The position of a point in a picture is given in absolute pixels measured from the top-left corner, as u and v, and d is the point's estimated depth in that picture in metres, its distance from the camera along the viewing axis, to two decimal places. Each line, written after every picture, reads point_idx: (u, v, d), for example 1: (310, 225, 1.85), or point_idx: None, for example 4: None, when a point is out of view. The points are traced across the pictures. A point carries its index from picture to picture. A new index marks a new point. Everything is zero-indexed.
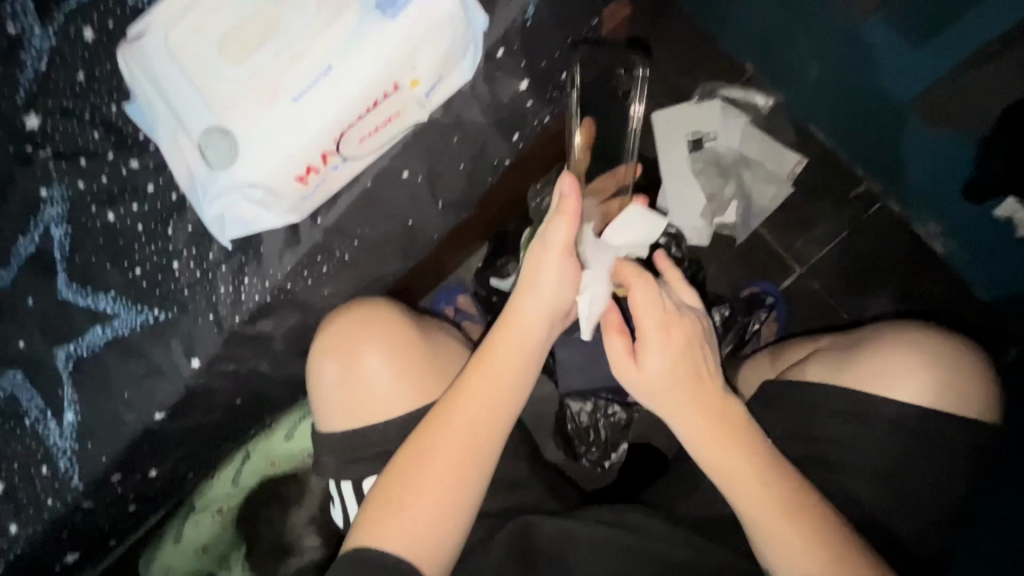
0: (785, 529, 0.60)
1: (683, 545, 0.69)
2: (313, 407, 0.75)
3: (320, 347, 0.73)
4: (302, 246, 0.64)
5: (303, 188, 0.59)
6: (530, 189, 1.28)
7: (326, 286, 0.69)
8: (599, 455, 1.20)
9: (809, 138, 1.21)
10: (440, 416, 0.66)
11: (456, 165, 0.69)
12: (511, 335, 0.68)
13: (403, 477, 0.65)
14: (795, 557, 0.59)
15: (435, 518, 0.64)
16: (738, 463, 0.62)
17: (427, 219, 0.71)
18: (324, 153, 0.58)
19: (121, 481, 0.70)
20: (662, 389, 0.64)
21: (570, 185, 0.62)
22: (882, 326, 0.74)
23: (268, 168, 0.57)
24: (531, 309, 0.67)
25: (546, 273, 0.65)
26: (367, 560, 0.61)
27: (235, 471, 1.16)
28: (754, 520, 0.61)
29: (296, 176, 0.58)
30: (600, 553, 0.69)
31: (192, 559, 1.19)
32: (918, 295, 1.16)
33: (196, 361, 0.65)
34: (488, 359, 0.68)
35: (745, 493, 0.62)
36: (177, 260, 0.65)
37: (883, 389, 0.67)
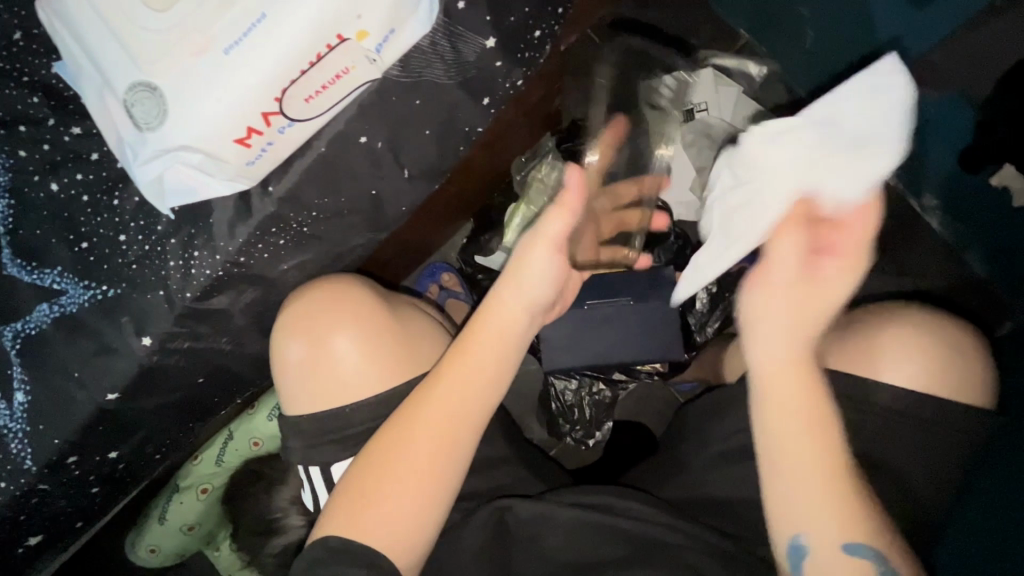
0: (830, 488, 0.54)
1: (661, 524, 0.67)
2: (279, 389, 0.73)
3: (281, 326, 0.70)
4: (253, 218, 0.61)
5: (245, 152, 0.56)
6: (515, 162, 1.25)
7: (286, 261, 0.66)
8: (584, 434, 1.18)
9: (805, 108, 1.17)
10: (416, 401, 0.64)
11: (420, 131, 0.65)
12: (492, 322, 0.66)
13: (376, 464, 0.63)
14: (824, 521, 0.54)
15: (408, 506, 0.62)
16: (822, 415, 0.55)
17: (392, 188, 0.68)
18: (265, 113, 0.54)
19: (79, 463, 0.67)
20: (805, 324, 0.55)
21: (576, 177, 0.59)
22: (882, 306, 0.71)
23: (205, 130, 0.53)
24: (511, 289, 0.65)
25: (531, 261, 0.64)
26: (332, 549, 0.60)
27: (218, 450, 1.17)
28: (816, 486, 0.55)
29: (236, 138, 0.54)
30: (575, 533, 0.68)
31: (178, 539, 1.19)
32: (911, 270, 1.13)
33: (148, 339, 0.62)
34: (469, 343, 0.65)
35: (809, 444, 0.55)
36: (124, 233, 0.62)
37: (868, 369, 0.64)
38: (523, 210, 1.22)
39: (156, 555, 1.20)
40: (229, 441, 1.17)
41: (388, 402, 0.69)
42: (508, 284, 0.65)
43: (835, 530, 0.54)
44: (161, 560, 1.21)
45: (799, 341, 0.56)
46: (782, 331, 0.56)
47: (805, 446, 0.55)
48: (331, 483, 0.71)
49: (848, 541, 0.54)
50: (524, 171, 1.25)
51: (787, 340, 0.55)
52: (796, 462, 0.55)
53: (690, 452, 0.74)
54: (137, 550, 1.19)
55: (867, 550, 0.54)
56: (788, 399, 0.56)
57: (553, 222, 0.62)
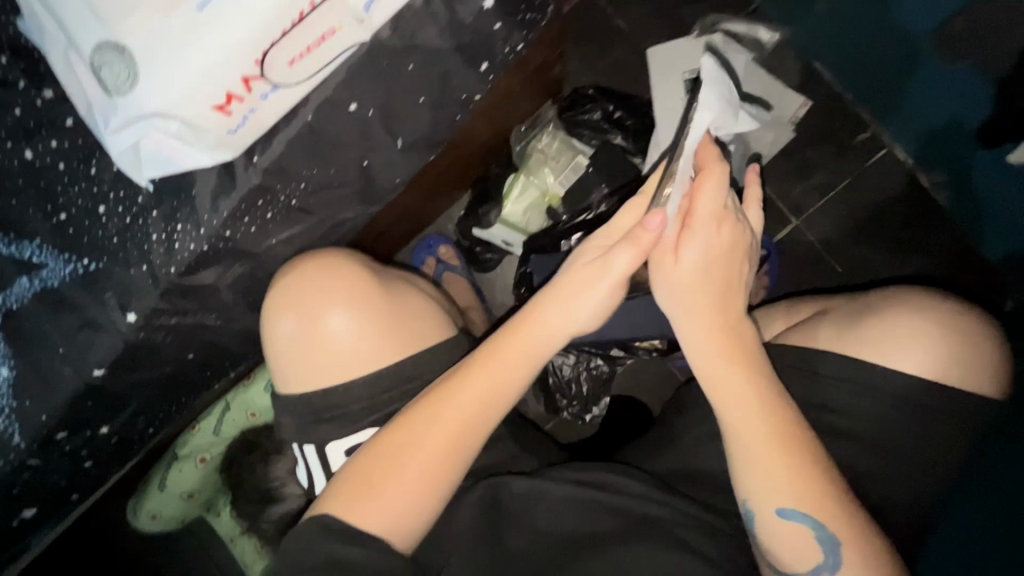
0: (766, 455, 0.56)
1: (649, 497, 0.67)
2: (271, 365, 0.71)
3: (273, 302, 0.68)
4: (238, 190, 0.58)
5: (226, 120, 0.52)
6: (514, 132, 1.22)
7: (274, 235, 0.64)
8: (580, 409, 1.18)
9: (813, 79, 1.15)
10: (433, 399, 0.63)
11: (413, 99, 0.62)
12: (530, 332, 0.63)
13: (384, 455, 0.62)
14: (765, 488, 0.56)
15: (403, 494, 0.61)
16: (735, 381, 0.58)
17: (384, 159, 0.65)
18: (245, 78, 0.50)
19: (69, 438, 0.67)
20: (689, 296, 0.60)
21: (660, 223, 0.58)
22: (876, 291, 0.69)
23: (182, 96, 0.49)
24: (560, 304, 0.62)
25: (592, 288, 0.61)
26: (331, 529, 0.59)
27: (215, 421, 1.15)
28: (760, 461, 0.57)
29: (215, 105, 0.50)
30: (567, 509, 0.67)
31: (178, 506, 1.20)
32: (915, 249, 1.12)
33: (132, 315, 0.60)
34: (501, 349, 0.63)
35: (741, 411, 0.58)
36: (104, 204, 0.59)
37: (805, 339, 0.68)
38: (523, 179, 1.20)
39: (157, 521, 1.21)
40: (226, 412, 1.15)
41: (383, 380, 0.69)
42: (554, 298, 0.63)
43: (773, 494, 0.56)
44: (163, 526, 1.22)
45: (692, 312, 0.60)
46: (670, 304, 0.61)
47: (731, 411, 0.58)
48: (325, 461, 0.71)
49: (783, 507, 0.56)
50: (524, 141, 1.21)
51: (688, 326, 0.61)
52: (733, 431, 0.58)
53: (686, 431, 0.74)
54: (138, 516, 1.20)
55: (816, 523, 0.55)
56: (720, 376, 0.59)
57: (620, 257, 0.60)
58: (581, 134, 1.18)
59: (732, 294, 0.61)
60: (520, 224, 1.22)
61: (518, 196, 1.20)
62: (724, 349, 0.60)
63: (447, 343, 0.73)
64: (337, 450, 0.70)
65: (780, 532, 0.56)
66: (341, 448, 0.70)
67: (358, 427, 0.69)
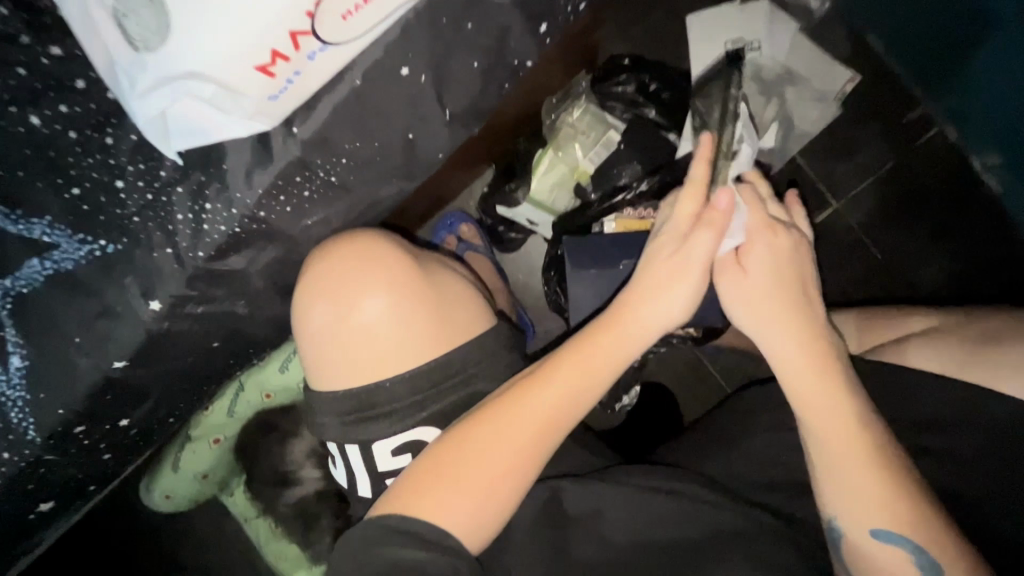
0: (856, 469, 0.54)
1: (711, 501, 0.66)
2: (305, 358, 0.68)
3: (304, 286, 0.65)
4: (274, 164, 0.52)
5: (269, 83, 0.45)
6: (545, 104, 1.14)
7: (310, 215, 0.58)
8: (610, 398, 1.14)
9: (865, 51, 1.08)
10: (511, 400, 0.61)
11: (467, 63, 0.55)
12: (622, 330, 0.63)
13: (451, 459, 0.59)
14: (857, 504, 0.54)
15: (473, 502, 0.58)
16: (819, 389, 0.57)
17: (430, 131, 0.58)
18: (294, 33, 0.42)
19: (87, 432, 0.62)
20: (762, 300, 0.61)
21: (728, 203, 0.61)
22: (994, 316, 0.66)
23: (219, 53, 0.42)
24: (651, 298, 0.64)
25: (677, 278, 0.63)
26: (395, 529, 0.55)
27: (229, 402, 1.09)
28: (846, 471, 0.55)
29: (258, 65, 0.43)
30: (634, 515, 0.66)
31: (193, 486, 1.17)
32: (956, 237, 1.06)
33: (156, 303, 0.54)
34: (590, 349, 0.63)
35: (826, 420, 0.56)
36: (122, 178, 0.53)
37: (897, 357, 0.67)
38: (551, 155, 1.11)
39: (171, 500, 1.17)
40: (240, 393, 1.08)
41: (427, 373, 0.65)
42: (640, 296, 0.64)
43: (866, 513, 0.53)
44: (176, 505, 1.19)
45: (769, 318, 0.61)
46: (746, 308, 0.62)
47: (814, 422, 0.57)
48: (366, 459, 0.67)
49: (878, 527, 0.53)
50: (555, 113, 1.13)
51: (770, 331, 0.61)
52: (817, 438, 0.56)
53: None
54: (151, 495, 1.16)
55: (917, 547, 0.51)
56: (805, 382, 0.58)
57: (701, 242, 0.62)
58: (613, 107, 1.10)
59: (807, 300, 0.62)
60: (546, 203, 1.15)
61: (547, 171, 1.12)
62: (805, 355, 0.59)
63: (484, 338, 0.69)
64: (385, 448, 0.66)
65: (874, 555, 0.53)
66: (388, 449, 0.66)
67: (407, 426, 0.66)
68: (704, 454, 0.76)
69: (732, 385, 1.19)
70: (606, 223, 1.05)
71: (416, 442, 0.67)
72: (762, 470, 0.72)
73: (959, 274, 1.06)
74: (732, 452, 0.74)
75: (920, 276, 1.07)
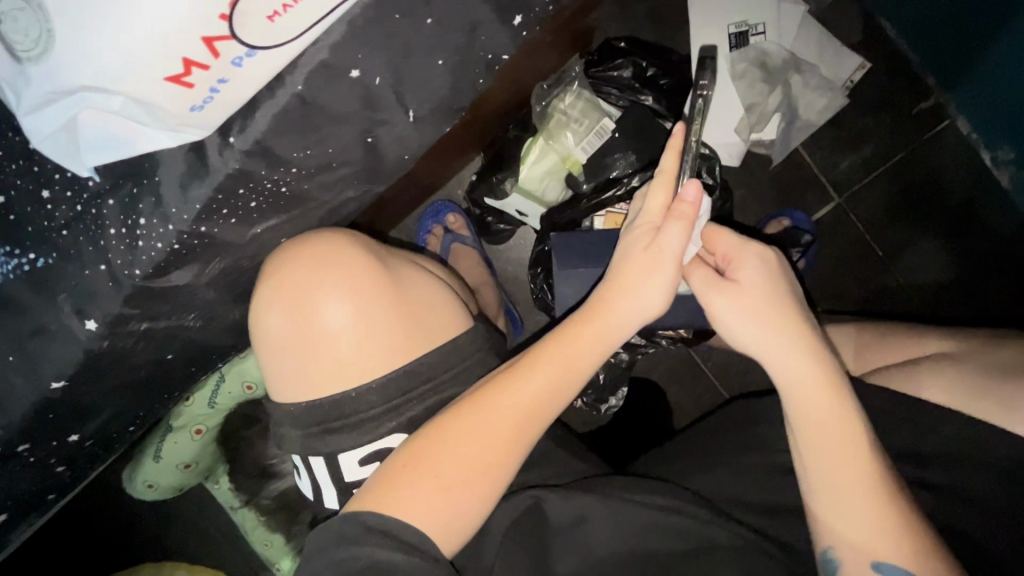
0: (853, 495, 0.51)
1: (698, 518, 0.63)
2: (264, 367, 0.63)
3: (263, 293, 0.60)
4: (211, 178, 0.47)
5: (188, 93, 0.40)
6: (535, 89, 1.06)
7: (259, 224, 0.53)
8: (595, 399, 1.10)
9: (877, 37, 1.01)
10: (488, 415, 0.57)
11: (431, 60, 0.50)
12: (595, 335, 0.59)
13: (427, 475, 0.55)
14: (852, 533, 0.51)
15: (446, 517, 0.55)
16: (819, 405, 0.53)
17: (393, 134, 0.53)
18: (209, 39, 0.37)
19: (33, 449, 0.59)
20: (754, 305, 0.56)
21: (695, 195, 0.57)
22: (1007, 345, 0.65)
23: (120, 63, 0.37)
24: (628, 298, 0.58)
25: (651, 272, 0.58)
26: (374, 529, 0.52)
27: (209, 393, 1.02)
28: (847, 503, 0.51)
29: (170, 75, 0.38)
30: (618, 531, 0.63)
31: (175, 474, 1.07)
32: (962, 237, 1.01)
33: (92, 323, 0.51)
34: (563, 355, 0.58)
35: (825, 438, 0.53)
36: (48, 188, 0.48)
37: (899, 384, 0.67)
38: (541, 143, 1.06)
39: (154, 490, 1.08)
40: (221, 384, 1.02)
41: (391, 390, 0.61)
42: (621, 291, 0.58)
43: (868, 547, 0.50)
44: (159, 495, 1.10)
45: (767, 323, 0.55)
46: (742, 320, 0.56)
47: (810, 440, 0.53)
48: (327, 479, 0.63)
49: (880, 559, 0.50)
50: (546, 100, 1.05)
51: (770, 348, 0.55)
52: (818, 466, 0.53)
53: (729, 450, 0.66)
54: (133, 485, 1.08)
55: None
56: (809, 406, 0.53)
57: (673, 236, 0.57)
58: (608, 93, 1.05)
59: (802, 304, 0.58)
60: (537, 193, 1.09)
61: (536, 161, 1.07)
62: (810, 366, 0.54)
63: (450, 344, 0.64)
64: (350, 460, 0.62)
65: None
66: (354, 458, 0.62)
67: (369, 439, 0.61)
68: (687, 466, 0.74)
69: (731, 391, 1.16)
70: (595, 218, 1.00)
71: (384, 450, 0.62)
72: (746, 487, 0.69)
73: (959, 276, 1.01)
74: (717, 467, 0.71)
75: (920, 277, 1.03)
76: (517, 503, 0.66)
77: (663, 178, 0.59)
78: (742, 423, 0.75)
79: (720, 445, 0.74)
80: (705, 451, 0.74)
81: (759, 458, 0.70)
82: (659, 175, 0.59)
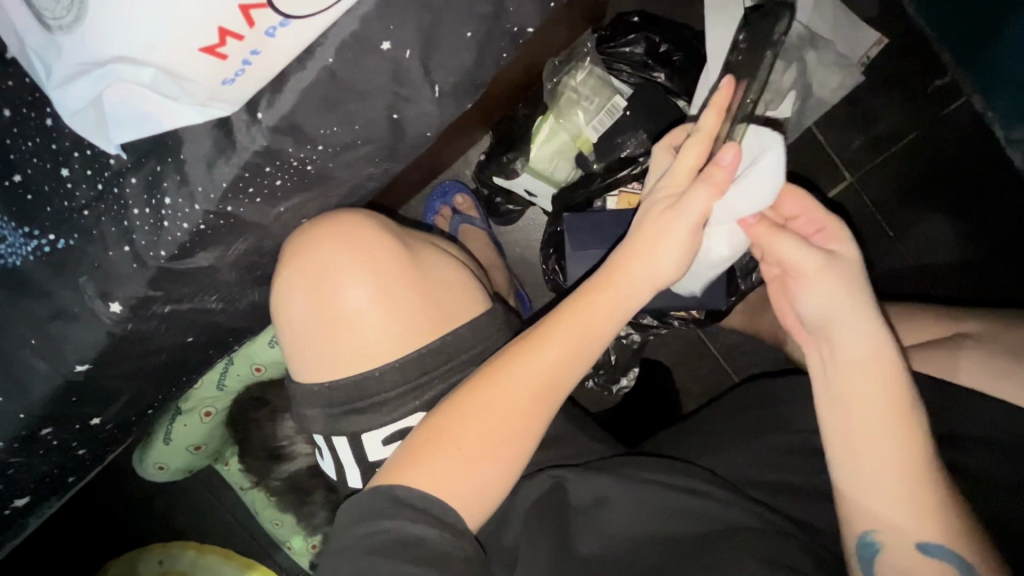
0: (893, 478, 0.52)
1: (724, 496, 0.63)
2: (285, 351, 0.63)
3: (285, 275, 0.59)
4: (238, 155, 0.45)
5: (221, 66, 0.38)
6: (547, 67, 1.04)
7: (282, 203, 0.52)
8: (607, 379, 1.11)
9: (895, 11, 0.99)
10: (545, 392, 0.57)
11: (459, 32, 0.48)
12: (603, 304, 0.57)
13: (473, 450, 0.55)
14: (888, 512, 0.52)
15: (479, 491, 0.55)
16: (876, 377, 0.54)
17: (417, 110, 0.52)
18: (245, 7, 0.36)
19: (55, 432, 0.58)
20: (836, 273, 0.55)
21: (734, 159, 0.55)
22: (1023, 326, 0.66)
23: (154, 34, 0.35)
24: (642, 266, 0.57)
25: (671, 238, 0.56)
26: (401, 502, 0.52)
27: (218, 374, 1.04)
28: (890, 485, 0.52)
29: (205, 46, 0.36)
30: (642, 508, 0.64)
31: (186, 456, 1.08)
32: (977, 218, 1.00)
33: (115, 305, 0.49)
34: (579, 330, 0.57)
35: (874, 407, 0.53)
36: (67, 166, 0.47)
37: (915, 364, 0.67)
38: (552, 122, 1.05)
39: (164, 472, 1.09)
40: (230, 365, 1.04)
41: (416, 372, 0.60)
42: (642, 259, 0.57)
43: (905, 526, 0.51)
44: (170, 476, 1.10)
45: (847, 299, 0.55)
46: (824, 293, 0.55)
47: (858, 409, 0.54)
48: (351, 462, 0.63)
49: (925, 541, 0.51)
50: (557, 77, 1.04)
51: (852, 329, 0.55)
52: (863, 449, 0.53)
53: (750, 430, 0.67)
54: (144, 467, 1.08)
55: (961, 559, 0.50)
56: (868, 389, 0.54)
57: (699, 199, 0.55)
58: (619, 70, 1.03)
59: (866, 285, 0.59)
60: (547, 172, 1.08)
61: (548, 137, 1.06)
62: (877, 352, 0.54)
63: (471, 325, 0.63)
64: (374, 442, 0.61)
65: (911, 565, 0.51)
66: (377, 438, 0.61)
67: (392, 420, 0.60)
68: (706, 446, 0.74)
69: (739, 372, 1.17)
70: (608, 199, 1.00)
71: (407, 429, 0.62)
72: (766, 466, 0.69)
73: (974, 256, 1.01)
74: (734, 445, 0.71)
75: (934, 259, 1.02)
76: (539, 483, 0.67)
77: (704, 135, 0.57)
78: (758, 404, 0.76)
79: (737, 425, 0.74)
80: (724, 431, 0.74)
81: (778, 438, 0.70)
82: (697, 133, 0.57)
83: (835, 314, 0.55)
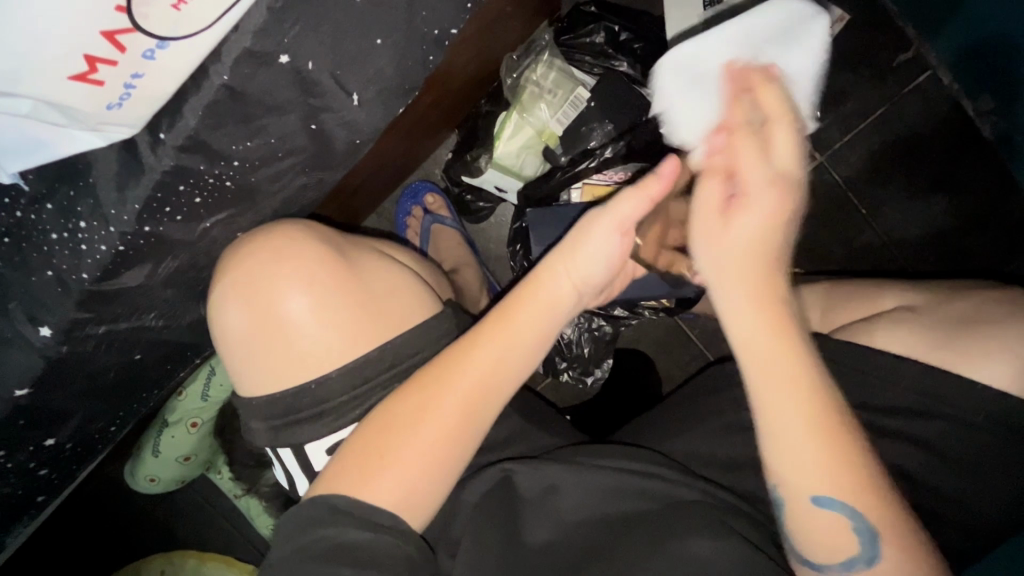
0: (790, 436, 0.48)
1: (678, 480, 0.63)
2: (228, 364, 0.63)
3: (219, 290, 0.60)
4: (147, 176, 0.46)
5: (101, 92, 0.39)
6: (506, 61, 1.04)
7: (207, 218, 0.54)
8: (581, 371, 1.11)
9: None
10: (494, 372, 0.57)
11: (369, 39, 0.48)
12: (538, 298, 0.58)
13: (405, 438, 0.55)
14: (789, 469, 0.48)
15: (408, 492, 0.55)
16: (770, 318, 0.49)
17: (338, 117, 0.53)
18: (109, 35, 0.36)
19: (9, 455, 0.59)
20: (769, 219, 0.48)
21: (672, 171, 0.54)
22: (976, 294, 0.65)
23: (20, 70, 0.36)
24: (568, 260, 0.57)
25: (593, 238, 0.56)
26: (339, 509, 0.53)
27: (201, 385, 1.02)
28: (782, 442, 0.48)
29: (74, 75, 0.38)
30: (592, 496, 0.64)
31: (175, 468, 1.08)
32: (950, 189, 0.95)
33: (45, 330, 0.51)
34: (515, 313, 0.58)
35: (768, 363, 0.48)
36: None
37: (857, 337, 0.65)
38: (516, 117, 1.01)
39: (156, 485, 1.09)
40: (213, 375, 1.02)
41: (359, 379, 0.61)
42: (565, 262, 0.58)
43: (805, 481, 0.48)
44: (164, 488, 1.10)
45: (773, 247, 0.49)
46: (715, 262, 0.50)
47: (751, 350, 0.49)
48: (301, 470, 0.64)
49: (819, 495, 0.48)
50: (517, 72, 1.03)
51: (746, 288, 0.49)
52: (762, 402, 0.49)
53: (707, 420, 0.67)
54: (135, 480, 1.08)
55: (855, 515, 0.48)
56: (761, 350, 0.48)
57: (627, 203, 0.55)
58: (581, 61, 1.02)
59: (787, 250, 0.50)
60: (512, 167, 1.05)
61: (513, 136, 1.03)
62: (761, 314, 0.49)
63: (415, 328, 0.63)
64: (318, 452, 0.61)
65: (809, 523, 0.49)
66: (321, 448, 0.61)
67: (338, 427, 0.61)
68: (667, 429, 0.73)
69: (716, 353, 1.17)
70: (573, 191, 0.99)
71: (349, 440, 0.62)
72: (725, 449, 0.68)
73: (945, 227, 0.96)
74: (689, 427, 0.71)
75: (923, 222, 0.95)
76: (487, 478, 0.66)
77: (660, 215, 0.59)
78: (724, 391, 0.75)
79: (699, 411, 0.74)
80: (683, 412, 0.74)
81: (740, 417, 0.69)
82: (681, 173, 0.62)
83: (731, 242, 0.49)
